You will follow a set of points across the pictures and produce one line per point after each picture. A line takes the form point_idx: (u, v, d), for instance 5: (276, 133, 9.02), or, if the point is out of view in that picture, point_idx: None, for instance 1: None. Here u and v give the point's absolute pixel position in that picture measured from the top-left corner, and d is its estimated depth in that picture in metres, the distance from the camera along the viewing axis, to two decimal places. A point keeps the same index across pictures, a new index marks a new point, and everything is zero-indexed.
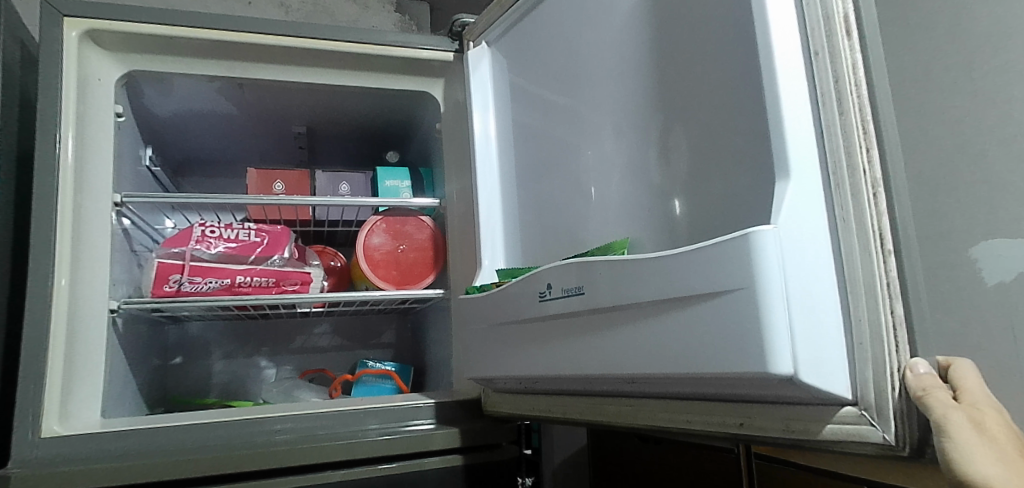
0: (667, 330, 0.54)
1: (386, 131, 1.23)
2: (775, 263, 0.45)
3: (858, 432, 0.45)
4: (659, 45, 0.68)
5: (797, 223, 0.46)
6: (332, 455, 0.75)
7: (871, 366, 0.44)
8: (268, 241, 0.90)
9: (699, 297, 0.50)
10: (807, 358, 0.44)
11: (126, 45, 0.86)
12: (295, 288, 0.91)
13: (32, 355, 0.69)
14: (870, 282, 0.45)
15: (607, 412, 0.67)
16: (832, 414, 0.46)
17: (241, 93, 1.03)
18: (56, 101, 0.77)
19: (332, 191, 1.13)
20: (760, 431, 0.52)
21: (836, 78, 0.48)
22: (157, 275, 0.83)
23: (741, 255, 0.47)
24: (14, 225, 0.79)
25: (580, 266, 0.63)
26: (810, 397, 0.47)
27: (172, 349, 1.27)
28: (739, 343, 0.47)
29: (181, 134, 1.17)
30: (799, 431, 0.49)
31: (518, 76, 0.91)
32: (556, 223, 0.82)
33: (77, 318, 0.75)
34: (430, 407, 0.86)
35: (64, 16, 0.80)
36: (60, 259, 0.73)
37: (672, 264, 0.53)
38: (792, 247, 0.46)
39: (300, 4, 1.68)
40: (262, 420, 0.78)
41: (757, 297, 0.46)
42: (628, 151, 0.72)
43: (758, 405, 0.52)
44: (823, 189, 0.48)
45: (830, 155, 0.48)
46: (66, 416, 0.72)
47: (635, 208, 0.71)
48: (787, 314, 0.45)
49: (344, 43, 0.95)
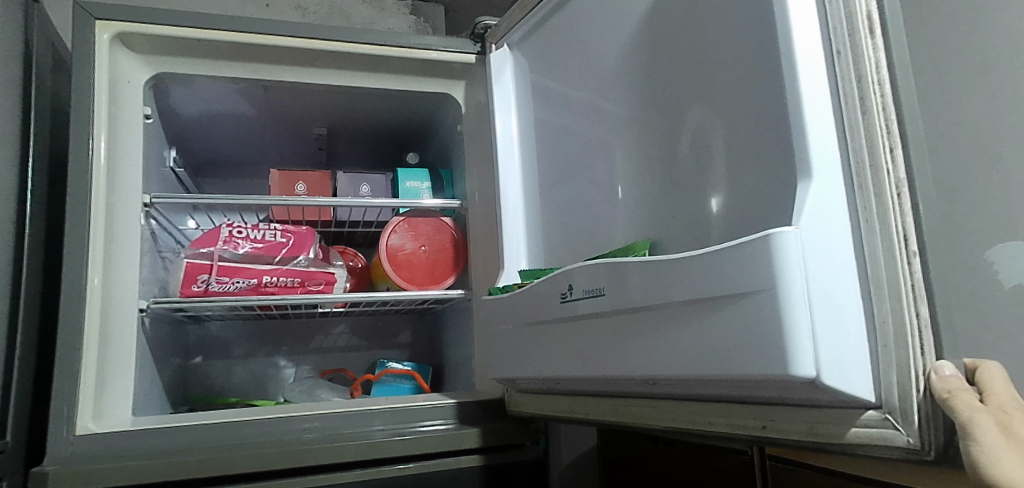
0: (689, 331, 0.54)
1: (406, 133, 1.24)
2: (797, 265, 0.46)
3: (881, 435, 0.45)
4: (678, 47, 0.68)
5: (820, 224, 0.47)
6: (359, 455, 0.76)
7: (895, 370, 0.45)
8: (293, 242, 0.91)
9: (720, 298, 0.51)
10: (830, 359, 0.45)
11: (153, 48, 0.87)
12: (319, 288, 0.92)
13: (67, 354, 0.70)
14: (894, 282, 0.45)
15: (629, 414, 0.68)
16: (855, 418, 0.47)
17: (265, 94, 1.04)
18: (90, 103, 0.78)
19: (353, 192, 1.14)
20: (781, 434, 0.52)
21: (859, 78, 0.48)
22: (186, 274, 0.83)
23: (763, 256, 0.47)
24: (48, 225, 0.80)
25: (601, 268, 0.64)
26: (833, 399, 0.47)
27: (193, 348, 1.28)
28: (760, 345, 0.47)
29: (204, 136, 1.18)
30: (820, 435, 0.49)
31: (539, 79, 0.92)
32: (579, 225, 0.83)
33: (111, 317, 0.76)
34: (455, 406, 0.87)
35: (96, 19, 0.81)
36: (93, 259, 0.74)
37: (694, 266, 0.53)
38: (815, 248, 0.46)
39: (317, 6, 1.70)
40: (291, 419, 0.79)
41: (778, 299, 0.46)
42: (648, 154, 0.73)
43: (780, 407, 0.52)
44: (845, 191, 0.48)
45: (852, 154, 0.48)
46: (101, 413, 0.73)
47: (655, 210, 0.71)
48: (809, 316, 0.45)
49: (368, 46, 0.96)
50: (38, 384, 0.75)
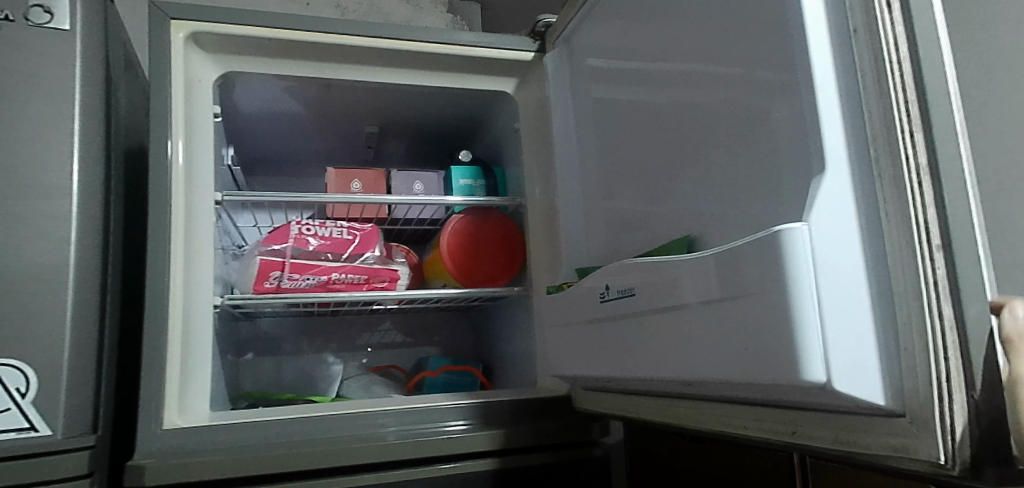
0: (708, 329, 0.52)
1: (456, 131, 1.24)
2: (805, 262, 0.43)
3: (904, 445, 0.40)
4: (681, 30, 0.64)
5: (831, 220, 0.43)
6: (436, 449, 0.77)
7: (916, 376, 0.39)
8: (359, 239, 0.92)
9: (735, 296, 0.48)
10: (843, 365, 0.41)
11: (222, 47, 0.87)
12: (383, 285, 0.93)
13: (154, 351, 0.71)
14: (914, 282, 0.40)
15: (675, 414, 0.66)
16: (879, 426, 0.42)
17: (322, 92, 1.05)
18: (168, 103, 0.78)
19: (406, 190, 1.15)
20: (809, 441, 0.49)
21: (874, 55, 0.43)
22: (259, 271, 0.84)
23: (772, 251, 0.45)
24: (126, 223, 0.81)
25: (630, 268, 0.63)
26: (855, 406, 0.43)
27: (245, 345, 1.30)
28: (772, 349, 0.45)
29: (257, 133, 1.19)
30: (845, 443, 0.45)
31: (577, 73, 0.91)
32: (614, 222, 0.80)
33: (192, 314, 0.77)
34: (527, 401, 0.87)
35: (172, 19, 0.82)
36: (174, 258, 0.75)
37: (713, 264, 0.51)
38: (829, 243, 0.43)
39: (356, 5, 1.70)
40: (368, 413, 0.79)
41: (786, 298, 0.43)
42: (662, 145, 0.68)
43: (806, 414, 0.49)
44: (862, 181, 0.44)
45: (868, 144, 0.43)
46: (181, 410, 0.73)
47: (671, 203, 0.66)
48: (818, 317, 0.42)
49: (431, 44, 0.96)
50: (121, 384, 0.76)
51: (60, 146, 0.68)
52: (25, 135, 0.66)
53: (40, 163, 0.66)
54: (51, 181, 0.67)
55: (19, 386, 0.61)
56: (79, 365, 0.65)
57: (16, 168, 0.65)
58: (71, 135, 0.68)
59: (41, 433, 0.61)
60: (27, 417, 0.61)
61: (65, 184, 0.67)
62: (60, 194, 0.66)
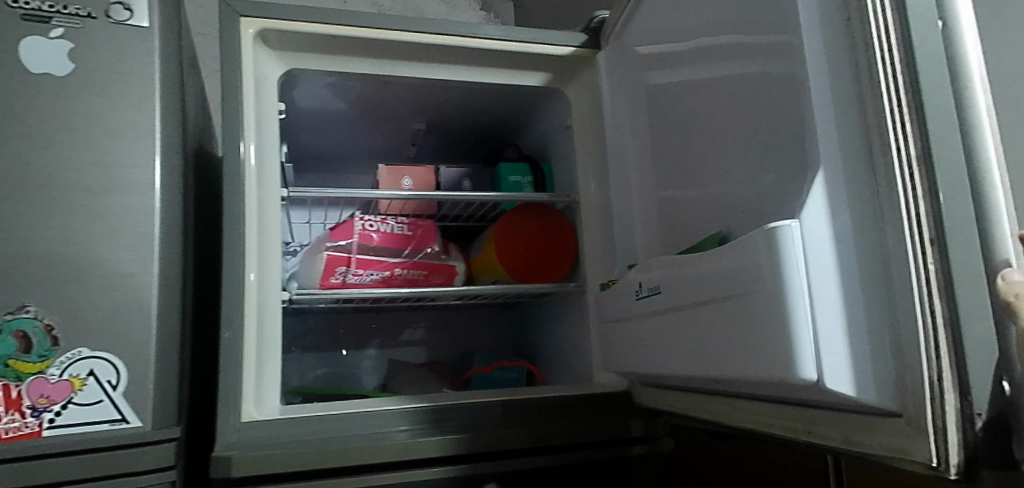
0: (723, 326, 0.54)
1: (501, 128, 1.24)
2: (799, 260, 0.45)
3: (902, 448, 0.41)
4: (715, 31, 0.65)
5: (824, 222, 0.46)
6: (510, 443, 0.76)
7: (909, 374, 0.40)
8: (419, 235, 0.92)
9: (742, 294, 0.51)
10: (833, 363, 0.43)
11: (287, 44, 0.88)
12: (442, 281, 0.94)
13: (232, 344, 0.72)
14: (903, 280, 0.41)
15: (710, 411, 0.67)
16: (884, 425, 0.43)
17: (376, 89, 1.05)
18: (239, 99, 0.79)
19: (454, 188, 1.16)
20: (823, 439, 0.50)
21: (866, 49, 0.44)
22: (326, 266, 0.85)
23: (770, 251, 0.47)
24: (196, 217, 0.82)
25: (661, 267, 0.65)
26: (859, 405, 0.44)
27: (289, 339, 1.30)
28: (770, 345, 0.47)
29: (305, 130, 1.20)
30: (855, 442, 0.46)
31: (622, 72, 0.91)
32: (665, 220, 0.80)
33: (265, 307, 0.77)
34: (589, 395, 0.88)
35: (241, 16, 0.82)
36: (248, 254, 0.76)
37: (726, 262, 0.53)
38: (820, 245, 0.45)
39: (392, 2, 1.71)
40: (434, 407, 0.81)
41: (782, 298, 0.46)
42: (705, 143, 0.69)
43: (821, 412, 0.49)
44: (854, 179, 0.45)
45: (862, 144, 0.44)
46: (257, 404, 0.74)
47: (717, 201, 0.67)
48: (809, 315, 0.44)
49: (489, 40, 0.96)
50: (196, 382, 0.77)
51: (141, 141, 0.68)
52: (108, 131, 0.67)
53: (124, 159, 0.67)
54: (134, 176, 0.67)
55: (110, 378, 0.62)
56: (166, 357, 0.65)
57: (101, 164, 0.66)
58: (153, 131, 0.69)
59: (131, 424, 0.62)
60: (119, 409, 0.62)
61: (149, 180, 0.68)
62: (144, 189, 0.67)
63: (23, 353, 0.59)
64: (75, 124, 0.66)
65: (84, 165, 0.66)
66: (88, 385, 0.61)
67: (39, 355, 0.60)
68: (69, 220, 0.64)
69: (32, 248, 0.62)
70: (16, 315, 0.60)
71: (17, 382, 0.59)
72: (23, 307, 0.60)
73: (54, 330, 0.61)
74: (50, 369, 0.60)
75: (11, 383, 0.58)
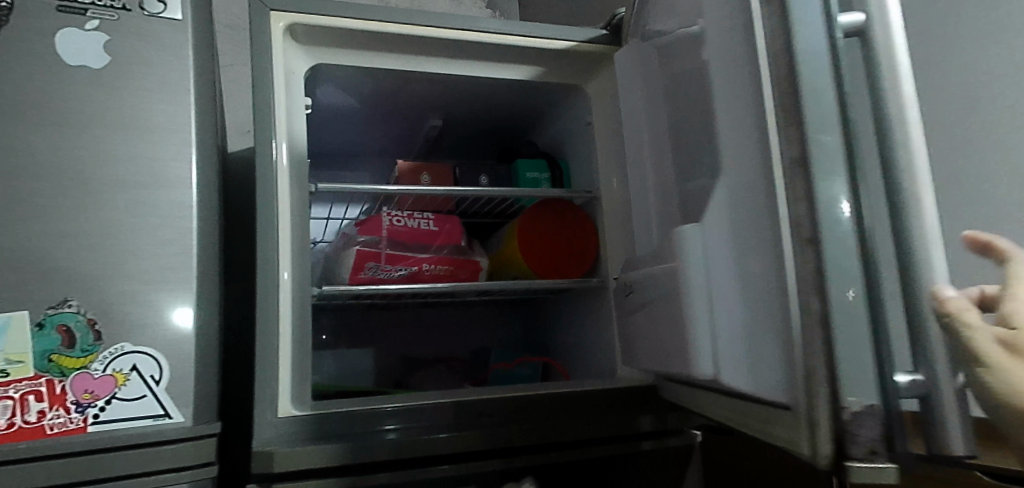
0: (676, 321, 0.62)
1: (517, 123, 1.24)
2: (698, 265, 0.58)
3: (788, 440, 0.45)
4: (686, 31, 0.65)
5: (718, 239, 0.57)
6: (547, 438, 0.77)
7: (790, 370, 0.45)
8: (444, 230, 0.92)
9: (687, 292, 0.59)
10: (725, 354, 0.55)
11: (314, 38, 0.88)
12: (466, 277, 0.93)
13: (268, 339, 0.72)
14: (791, 285, 0.44)
15: (695, 399, 0.67)
16: (780, 420, 0.46)
17: (398, 84, 1.04)
18: (271, 93, 0.79)
19: (470, 183, 1.14)
20: (750, 430, 0.53)
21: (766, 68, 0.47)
22: (355, 262, 0.85)
23: (691, 258, 0.59)
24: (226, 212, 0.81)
25: (655, 260, 0.69)
26: (760, 394, 0.49)
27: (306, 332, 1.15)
28: (690, 338, 0.59)
29: (320, 125, 1.19)
30: (767, 434, 0.49)
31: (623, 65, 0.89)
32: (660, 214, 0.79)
33: (298, 303, 0.77)
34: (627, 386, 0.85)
35: (271, 9, 0.82)
36: (281, 250, 0.75)
37: (680, 265, 0.60)
38: (716, 251, 0.57)
39: None
40: (471, 401, 0.79)
41: (690, 299, 0.58)
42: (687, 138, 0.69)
43: (750, 404, 0.52)
44: (753, 192, 0.50)
45: (760, 158, 0.49)
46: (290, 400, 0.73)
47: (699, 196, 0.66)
48: (708, 312, 0.57)
49: (515, 36, 0.96)
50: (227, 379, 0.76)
51: (176, 135, 0.68)
52: (144, 124, 0.66)
53: (160, 153, 0.66)
54: (171, 170, 0.67)
55: (153, 373, 0.61)
56: (205, 352, 0.65)
57: (138, 157, 0.65)
58: (188, 125, 0.68)
59: (175, 421, 0.61)
60: (161, 405, 0.61)
61: (186, 174, 0.67)
62: (180, 183, 0.67)
63: (67, 348, 0.58)
64: (111, 117, 0.65)
65: (121, 159, 0.65)
66: (130, 380, 0.60)
67: (82, 350, 0.59)
68: (107, 215, 0.63)
69: (70, 243, 0.61)
70: (58, 310, 0.59)
71: (60, 378, 0.58)
72: (66, 302, 0.59)
73: (97, 324, 0.60)
74: (93, 364, 0.59)
75: (55, 378, 0.58)
